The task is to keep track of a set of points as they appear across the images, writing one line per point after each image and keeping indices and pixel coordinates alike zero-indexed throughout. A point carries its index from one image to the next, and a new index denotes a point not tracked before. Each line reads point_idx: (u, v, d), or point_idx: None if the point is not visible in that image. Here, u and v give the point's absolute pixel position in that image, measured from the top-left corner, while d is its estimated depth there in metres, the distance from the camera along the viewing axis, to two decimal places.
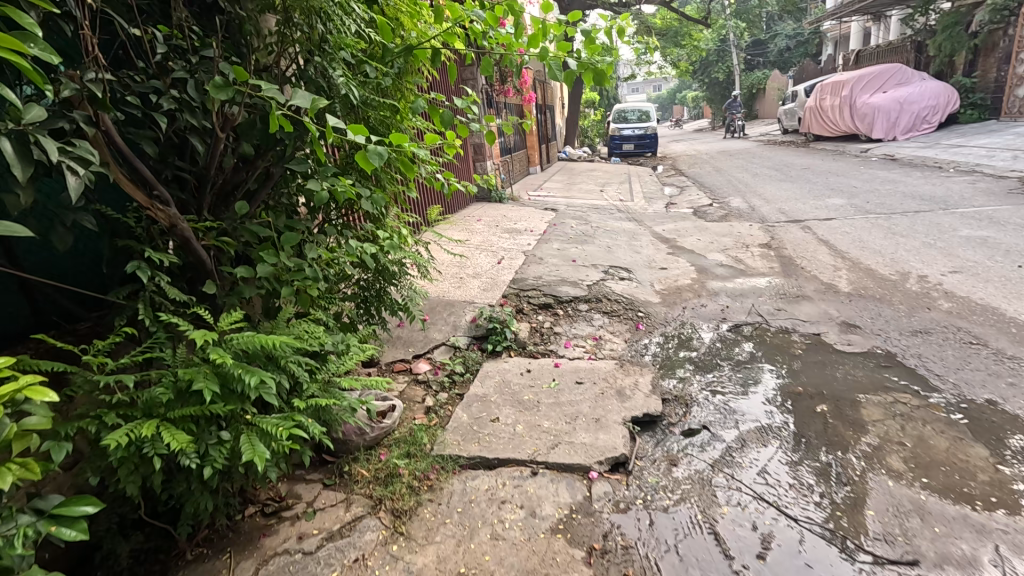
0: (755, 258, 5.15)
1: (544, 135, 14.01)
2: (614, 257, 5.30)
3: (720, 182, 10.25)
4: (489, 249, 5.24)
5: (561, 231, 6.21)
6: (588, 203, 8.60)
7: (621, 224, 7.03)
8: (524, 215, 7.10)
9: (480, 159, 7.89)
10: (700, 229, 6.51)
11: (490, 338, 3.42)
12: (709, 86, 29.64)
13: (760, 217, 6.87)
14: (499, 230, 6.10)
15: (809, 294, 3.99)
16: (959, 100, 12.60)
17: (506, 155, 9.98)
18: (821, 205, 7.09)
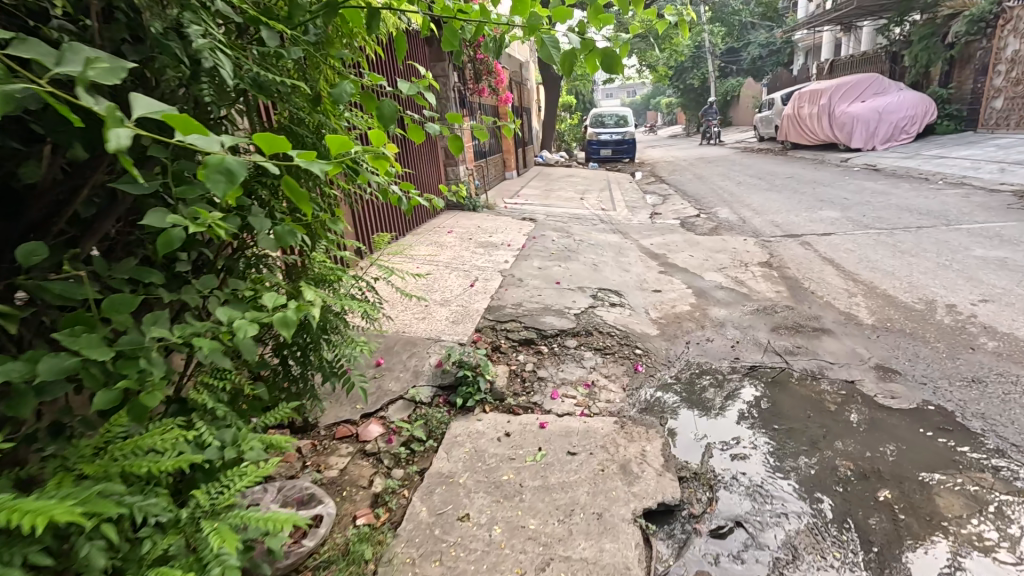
0: (757, 279, 4.65)
1: (520, 138, 13.41)
2: (603, 277, 4.72)
3: (704, 191, 9.85)
4: (460, 269, 4.58)
5: (542, 245, 5.60)
6: (568, 212, 8.02)
7: (606, 237, 6.48)
8: (501, 226, 6.47)
9: (452, 163, 7.23)
10: (691, 244, 5.99)
11: (460, 390, 2.76)
12: (684, 93, 29.67)
13: (754, 231, 6.41)
14: (472, 244, 5.45)
15: (829, 327, 3.48)
16: (936, 110, 12.55)
17: (481, 159, 9.34)
18: (816, 218, 6.69)
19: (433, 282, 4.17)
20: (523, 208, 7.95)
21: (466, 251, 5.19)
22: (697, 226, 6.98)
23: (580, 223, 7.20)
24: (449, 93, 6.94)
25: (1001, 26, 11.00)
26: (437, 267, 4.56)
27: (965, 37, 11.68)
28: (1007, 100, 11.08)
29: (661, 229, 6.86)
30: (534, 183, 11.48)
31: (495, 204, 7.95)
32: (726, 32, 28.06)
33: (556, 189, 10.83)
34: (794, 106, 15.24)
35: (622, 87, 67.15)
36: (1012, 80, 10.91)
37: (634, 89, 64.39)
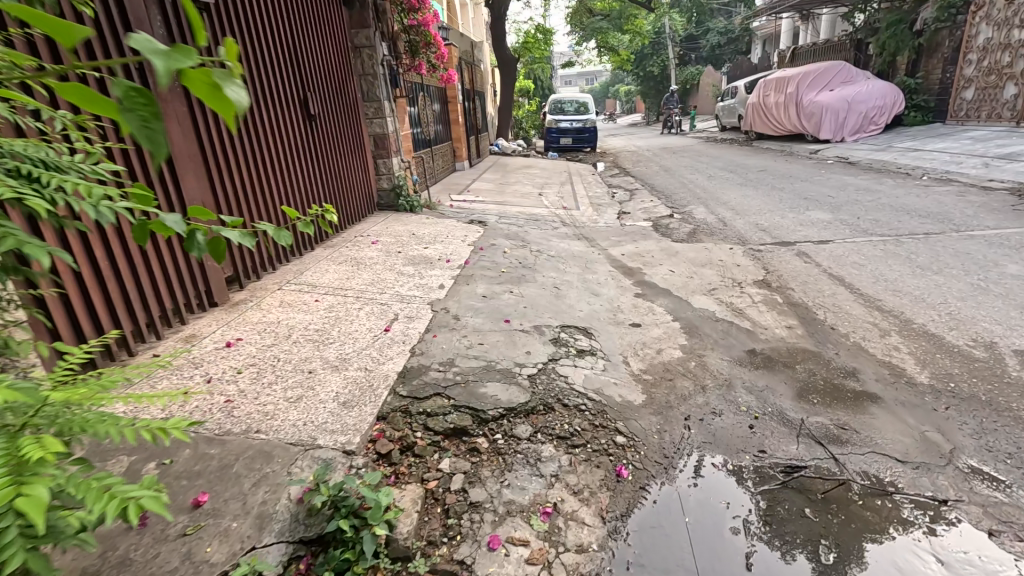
0: (758, 306, 3.71)
1: (473, 126, 12.16)
2: (567, 307, 3.67)
3: (674, 187, 8.99)
4: (377, 302, 3.39)
5: (491, 260, 4.49)
6: (525, 212, 6.94)
7: (570, 245, 5.43)
8: (443, 233, 5.28)
9: (383, 155, 5.98)
10: (670, 255, 5.02)
11: (331, 556, 1.61)
12: (644, 81, 28.97)
13: (738, 237, 5.53)
14: (401, 261, 4.26)
15: (874, 392, 2.54)
16: (904, 101, 12.12)
17: (423, 150, 8.10)
18: (805, 221, 5.87)
19: (331, 327, 2.97)
20: (473, 209, 6.80)
21: (391, 272, 4.00)
22: (673, 229, 6.04)
23: (539, 226, 6.13)
24: (377, 68, 5.67)
25: (973, 13, 10.53)
26: (345, 300, 3.36)
27: (935, 24, 11.20)
28: (978, 90, 10.70)
29: (632, 234, 5.88)
30: (487, 176, 10.32)
31: (439, 204, 6.77)
32: (687, 18, 27.40)
33: (511, 183, 9.69)
34: (759, 95, 14.59)
35: (580, 74, 66.30)
36: (984, 70, 10.49)
37: (593, 76, 63.64)
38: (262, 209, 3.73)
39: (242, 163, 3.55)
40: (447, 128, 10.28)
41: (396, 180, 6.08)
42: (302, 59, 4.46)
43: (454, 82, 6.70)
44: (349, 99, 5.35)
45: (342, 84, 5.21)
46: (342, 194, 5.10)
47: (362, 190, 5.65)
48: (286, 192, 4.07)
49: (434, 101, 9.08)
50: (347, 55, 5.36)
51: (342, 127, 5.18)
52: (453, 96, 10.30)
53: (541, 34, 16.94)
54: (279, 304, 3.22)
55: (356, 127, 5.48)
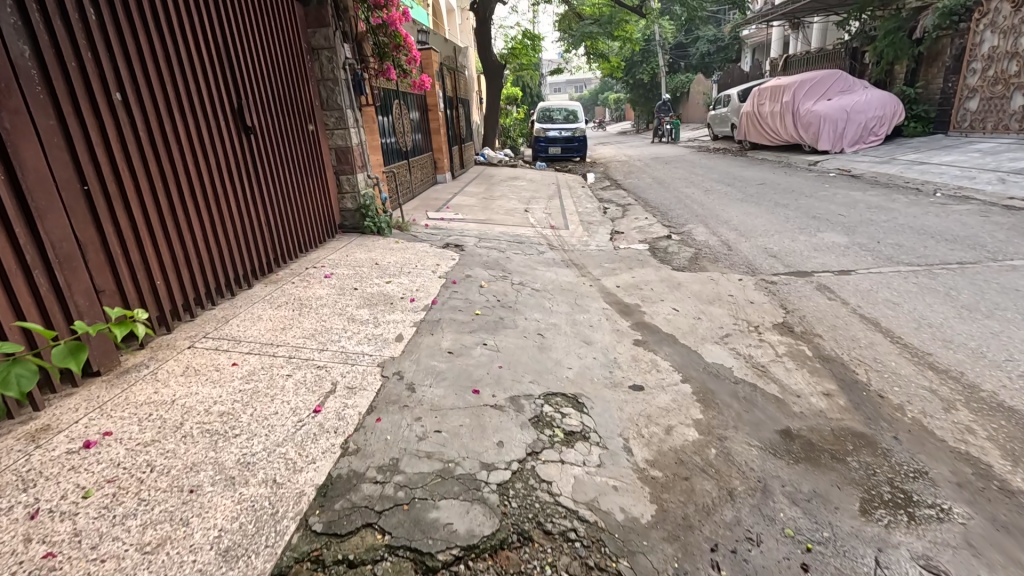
0: (783, 360, 3.08)
1: (456, 135, 11.53)
2: (552, 364, 3.00)
3: (669, 202, 8.41)
4: (311, 365, 2.68)
5: (465, 298, 3.81)
6: (509, 233, 6.29)
7: (558, 274, 4.79)
8: (411, 261, 4.60)
9: (346, 170, 5.27)
10: (671, 288, 4.39)
11: None
12: (634, 89, 28.63)
13: (746, 265, 4.92)
14: (354, 301, 3.57)
15: (960, 505, 1.91)
16: (904, 111, 11.72)
17: (397, 163, 7.44)
18: (818, 244, 5.29)
19: (242, 409, 2.25)
20: (450, 229, 6.14)
21: (339, 317, 3.30)
22: (672, 254, 5.42)
23: (524, 249, 5.48)
24: (341, 73, 5.01)
25: (976, 20, 10.17)
26: (271, 364, 2.65)
27: (936, 31, 10.80)
28: (983, 100, 10.29)
29: (627, 259, 5.26)
30: (470, 189, 9.69)
31: (413, 224, 6.09)
32: (676, 26, 27.17)
33: (495, 197, 9.03)
34: (754, 103, 14.16)
35: (569, 82, 66.21)
36: (988, 79, 10.11)
37: (582, 83, 63.51)
38: (178, 240, 3.01)
39: (152, 188, 2.85)
40: (426, 139, 9.62)
41: (363, 199, 5.38)
42: (243, 63, 3.80)
43: (428, 87, 6.00)
44: (305, 111, 4.68)
45: (295, 92, 4.55)
46: (294, 218, 4.39)
47: (320, 212, 4.93)
48: (217, 221, 3.36)
49: (410, 110, 8.44)
50: (303, 59, 4.71)
51: (296, 143, 4.50)
52: (434, 104, 9.66)
53: (528, 40, 16.38)
54: (181, 372, 2.50)
55: (314, 144, 4.81)
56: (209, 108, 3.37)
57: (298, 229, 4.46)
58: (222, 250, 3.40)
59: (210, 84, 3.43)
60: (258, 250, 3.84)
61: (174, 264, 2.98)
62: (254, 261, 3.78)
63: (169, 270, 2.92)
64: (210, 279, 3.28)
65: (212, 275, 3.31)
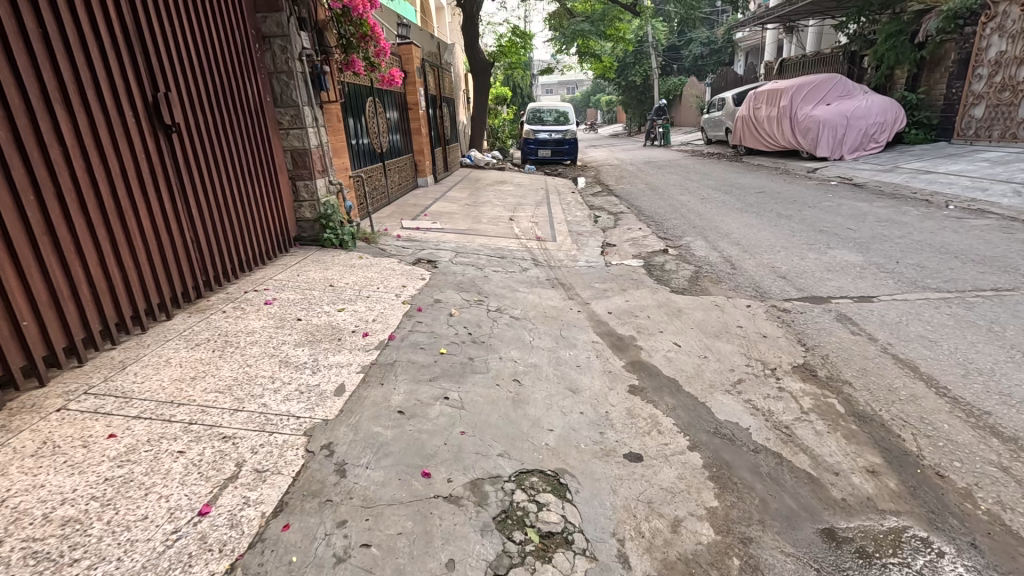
0: (809, 417, 2.53)
1: (439, 136, 10.95)
2: (529, 423, 2.42)
3: (664, 212, 7.90)
4: (216, 434, 2.08)
5: (428, 331, 3.23)
6: (490, 245, 5.72)
7: (541, 296, 4.22)
8: (370, 282, 4.01)
9: (304, 175, 4.67)
10: (671, 316, 3.84)
11: None
12: (626, 91, 28.22)
13: (754, 287, 4.39)
14: (292, 337, 2.96)
15: None
16: (906, 117, 11.32)
17: (369, 166, 6.85)
18: (831, 263, 4.78)
19: (98, 514, 1.65)
20: (425, 241, 5.56)
21: (268, 360, 2.70)
22: (670, 273, 4.88)
23: (505, 265, 4.92)
24: (298, 65, 4.42)
25: (982, 23, 9.78)
26: (161, 434, 2.04)
27: (940, 35, 10.46)
28: (988, 108, 9.94)
29: (620, 278, 4.71)
30: (453, 194, 9.11)
31: (383, 235, 5.52)
32: (669, 28, 26.83)
33: (479, 203, 8.45)
34: (750, 107, 13.72)
35: (561, 83, 65.86)
36: (995, 86, 9.74)
37: (573, 85, 63.19)
38: (59, 266, 2.37)
39: (20, 202, 2.21)
40: (406, 140, 9.04)
41: (323, 207, 4.78)
42: (169, 50, 3.21)
43: (399, 83, 5.35)
44: (251, 107, 4.08)
45: (239, 86, 3.94)
46: (237, 231, 3.80)
47: (271, 222, 4.33)
48: (122, 238, 2.73)
49: (386, 108, 7.86)
50: (250, 47, 4.11)
51: (240, 144, 3.90)
52: (415, 102, 9.09)
53: (518, 38, 15.84)
54: (34, 450, 1.89)
55: (263, 145, 4.22)
56: (118, 102, 2.78)
57: (242, 243, 3.86)
58: (130, 274, 2.77)
59: (119, 72, 2.82)
60: (186, 270, 3.24)
61: (54, 296, 2.34)
62: (179, 284, 3.17)
63: (42, 305, 2.28)
64: (109, 312, 2.64)
65: (112, 306, 2.68)
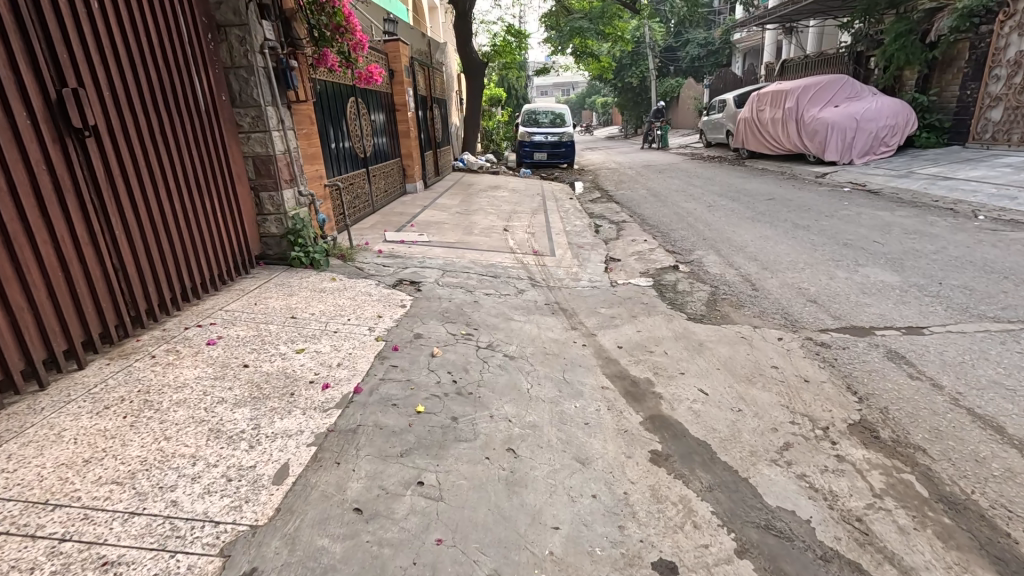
0: (886, 505, 1.98)
1: (430, 139, 10.39)
2: (527, 519, 1.86)
3: (669, 221, 7.37)
4: (94, 559, 1.49)
5: (404, 380, 2.66)
6: (482, 261, 5.16)
7: (540, 326, 3.66)
8: (339, 312, 3.43)
9: (269, 185, 4.08)
10: (692, 352, 3.30)
11: None
12: (622, 92, 27.73)
13: (782, 314, 3.86)
14: (231, 394, 2.38)
15: None
16: (917, 120, 10.87)
17: (351, 172, 6.27)
18: (865, 285, 4.26)
19: None
20: (409, 258, 4.99)
21: (194, 429, 2.11)
22: (684, 296, 4.34)
23: (499, 286, 4.36)
24: (258, 58, 3.83)
25: (999, 21, 9.38)
26: (13, 562, 1.46)
27: (954, 34, 10.01)
28: (1007, 110, 9.52)
29: (628, 302, 4.16)
30: (443, 201, 8.54)
31: (362, 251, 4.95)
32: (665, 29, 26.38)
33: (471, 211, 7.89)
34: (752, 109, 13.24)
35: (555, 85, 65.46)
36: (1014, 87, 9.29)
37: (568, 86, 62.76)
38: None
39: None
40: (393, 143, 8.46)
41: (291, 221, 4.18)
42: (90, 38, 2.63)
43: (377, 83, 4.58)
44: (201, 108, 3.50)
45: (185, 83, 3.37)
46: (182, 253, 3.22)
47: (228, 241, 3.75)
48: (10, 270, 2.14)
49: (370, 109, 7.29)
50: (199, 38, 3.53)
51: (187, 151, 3.33)
52: (402, 103, 8.52)
53: (513, 37, 15.29)
54: None
55: (217, 151, 3.64)
56: (12, 100, 2.20)
57: (190, 268, 3.28)
58: (21, 315, 2.18)
59: (15, 64, 2.25)
60: (110, 306, 2.66)
61: None
62: (99, 322, 2.60)
63: None
64: None
65: None
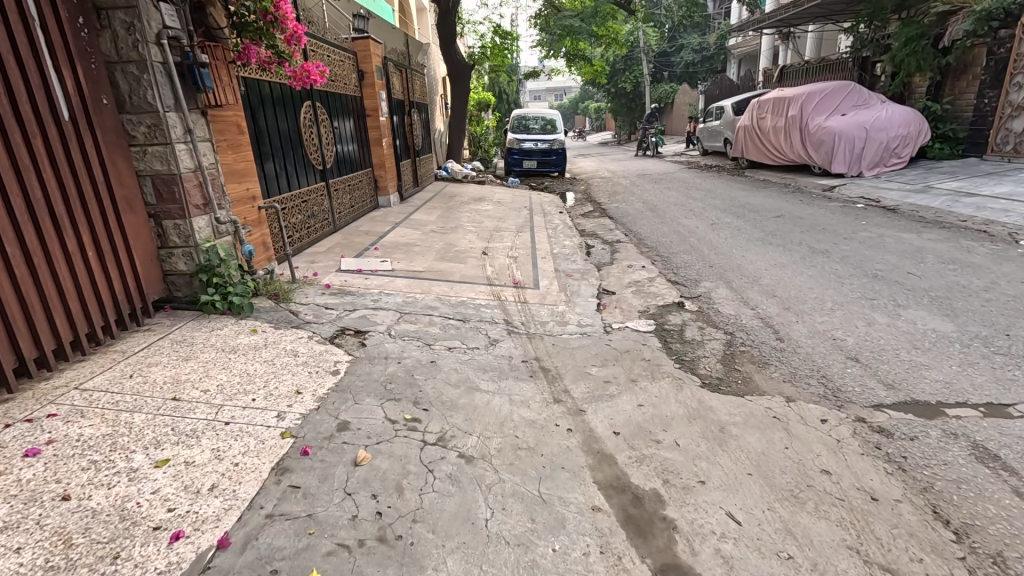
0: None
1: (407, 147, 9.57)
2: None
3: (669, 242, 6.59)
4: None
5: (302, 518, 1.80)
6: (451, 296, 4.34)
7: (513, 399, 2.83)
8: (244, 388, 2.57)
9: (174, 212, 3.23)
10: (710, 444, 2.48)
11: None
12: (615, 98, 27.13)
13: (819, 379, 3.07)
14: (11, 565, 1.52)
15: None
16: (929, 130, 10.25)
17: (304, 188, 5.42)
18: (916, 335, 3.49)
19: None
20: (363, 294, 4.17)
21: None
22: (693, 349, 3.54)
23: (467, 336, 3.54)
24: (153, 51, 2.98)
25: (1020, 25, 8.80)
26: None
27: (970, 39, 9.40)
28: None
29: (626, 358, 3.36)
30: (419, 216, 7.71)
31: (303, 287, 4.10)
32: (660, 32, 25.69)
33: (448, 228, 7.08)
34: (752, 116, 12.58)
35: (547, 90, 64.93)
36: None
37: (560, 91, 62.17)
38: None
39: None
40: (362, 152, 7.62)
41: (203, 256, 3.33)
42: None
43: (311, 85, 3.73)
44: (68, 116, 2.64)
45: (39, 81, 2.50)
46: (23, 313, 2.35)
47: (109, 286, 2.87)
48: None
49: (333, 115, 6.46)
50: (65, 23, 2.67)
51: (39, 173, 2.47)
52: (373, 108, 7.72)
53: (501, 39, 14.39)
54: None
55: (94, 172, 2.78)
56: None
57: (38, 330, 2.41)
58: None
59: None
60: None
61: None
62: None
63: None
64: None
65: None
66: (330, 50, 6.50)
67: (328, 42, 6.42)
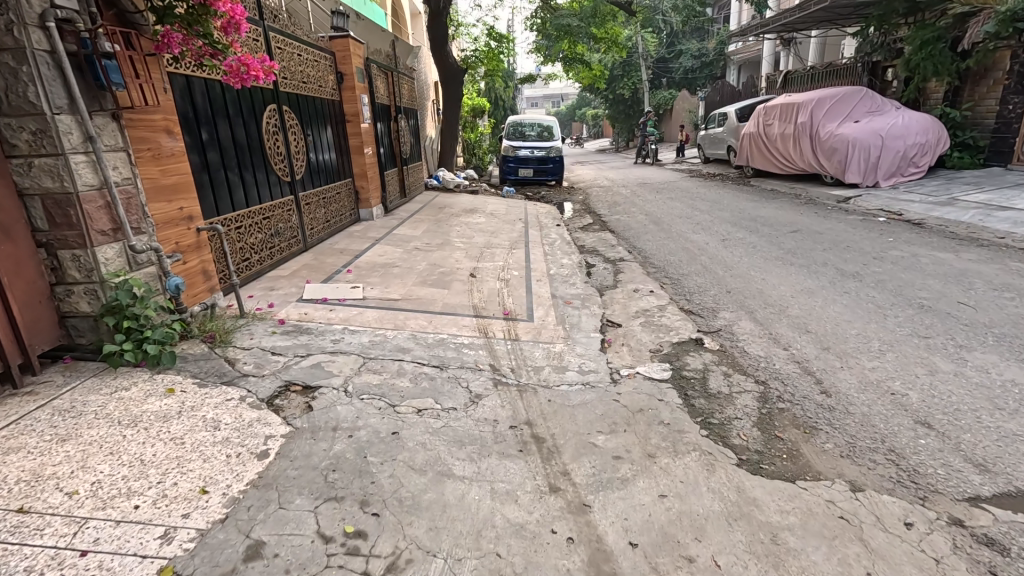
0: None
1: (394, 154, 8.94)
2: None
3: (679, 261, 5.95)
4: None
5: None
6: (429, 333, 3.69)
7: (495, 489, 2.16)
8: (128, 487, 1.89)
9: (71, 241, 2.57)
10: (764, 567, 1.81)
11: None
12: (613, 104, 26.66)
13: (887, 454, 2.42)
14: None
15: None
16: (948, 138, 9.70)
17: (266, 202, 4.78)
18: (995, 389, 2.85)
19: None
20: (323, 331, 3.50)
21: None
22: (721, 406, 2.89)
23: (443, 390, 2.88)
24: (35, 36, 2.33)
25: None
26: None
27: (993, 42, 8.87)
28: None
29: (639, 421, 2.70)
30: (402, 231, 7.05)
31: (250, 325, 3.42)
32: (659, 38, 25.23)
33: (434, 245, 6.43)
34: (758, 123, 11.99)
35: (544, 96, 64.65)
36: None
37: (557, 98, 61.81)
38: None
39: None
40: (342, 161, 6.98)
41: (111, 294, 2.66)
42: None
43: (251, 81, 3.05)
44: None
45: None
46: None
47: None
48: None
49: (305, 120, 5.79)
50: None
51: None
52: (353, 112, 7.08)
53: (496, 42, 13.80)
54: None
55: None
56: None
57: None
58: None
59: None
60: None
61: None
62: None
63: None
64: None
65: None
66: (302, 49, 5.83)
67: (299, 39, 5.75)
